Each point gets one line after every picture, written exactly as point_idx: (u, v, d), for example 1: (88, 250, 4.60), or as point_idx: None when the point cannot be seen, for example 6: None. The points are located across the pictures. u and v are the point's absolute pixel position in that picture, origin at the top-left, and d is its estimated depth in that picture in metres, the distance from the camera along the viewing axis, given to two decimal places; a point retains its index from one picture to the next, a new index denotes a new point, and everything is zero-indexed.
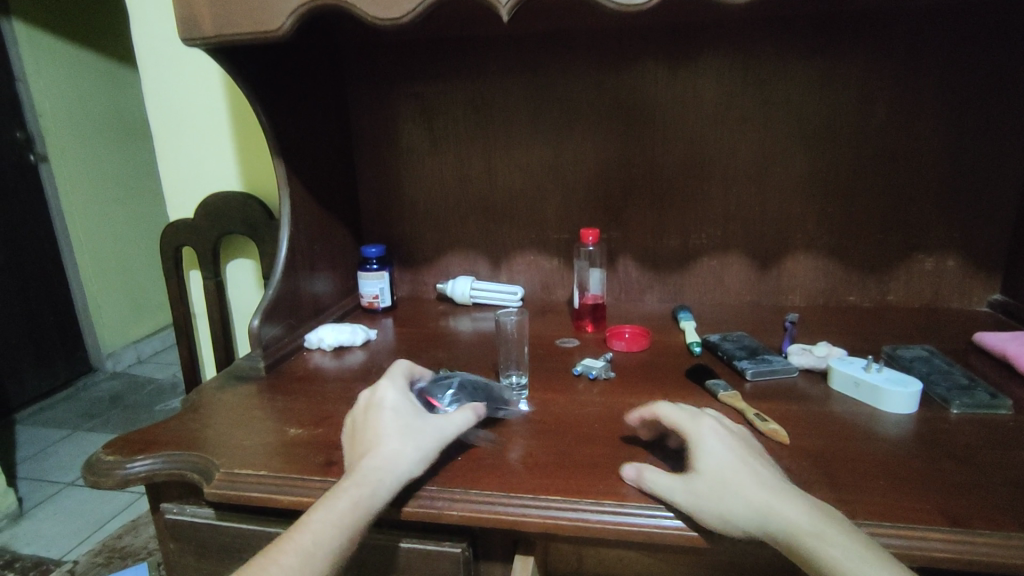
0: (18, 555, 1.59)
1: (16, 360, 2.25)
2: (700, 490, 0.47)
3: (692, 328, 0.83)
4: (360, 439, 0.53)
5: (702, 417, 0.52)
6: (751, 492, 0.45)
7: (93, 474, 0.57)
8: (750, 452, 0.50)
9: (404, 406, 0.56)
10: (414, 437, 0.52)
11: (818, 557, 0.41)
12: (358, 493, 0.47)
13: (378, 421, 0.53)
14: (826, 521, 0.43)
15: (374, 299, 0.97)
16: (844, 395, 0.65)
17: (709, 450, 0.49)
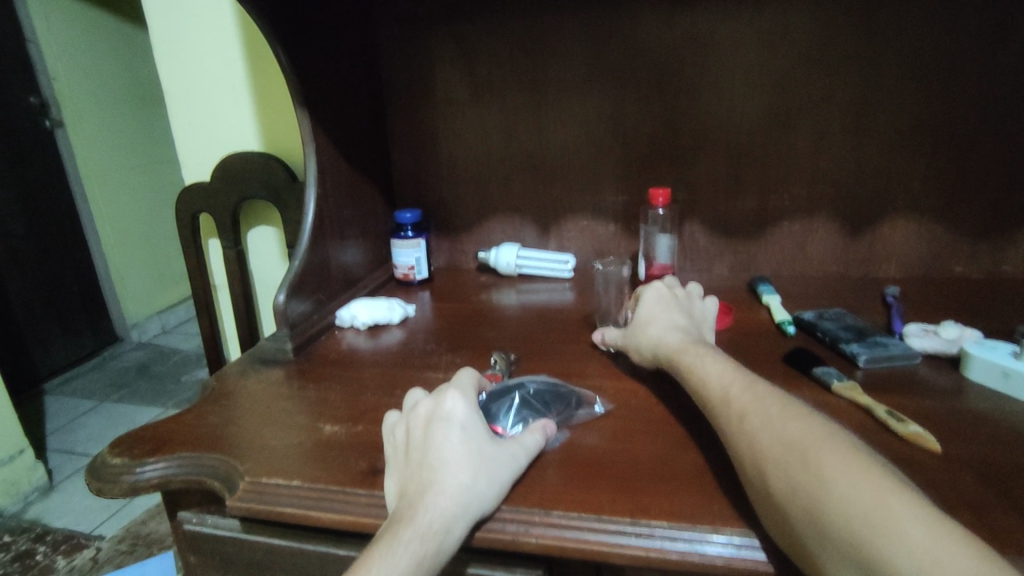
0: (50, 528, 1.57)
1: (42, 331, 2.22)
2: (628, 332, 0.60)
3: (778, 304, 0.72)
4: (418, 449, 0.44)
5: (658, 283, 0.63)
6: (653, 330, 0.57)
7: (98, 480, 0.49)
8: (681, 311, 0.59)
9: (475, 424, 0.45)
10: (488, 470, 0.42)
11: (679, 364, 0.51)
12: (423, 544, 0.38)
13: (445, 443, 0.43)
14: (698, 345, 0.52)
15: (410, 270, 0.87)
16: (986, 387, 0.54)
17: (644, 303, 0.61)
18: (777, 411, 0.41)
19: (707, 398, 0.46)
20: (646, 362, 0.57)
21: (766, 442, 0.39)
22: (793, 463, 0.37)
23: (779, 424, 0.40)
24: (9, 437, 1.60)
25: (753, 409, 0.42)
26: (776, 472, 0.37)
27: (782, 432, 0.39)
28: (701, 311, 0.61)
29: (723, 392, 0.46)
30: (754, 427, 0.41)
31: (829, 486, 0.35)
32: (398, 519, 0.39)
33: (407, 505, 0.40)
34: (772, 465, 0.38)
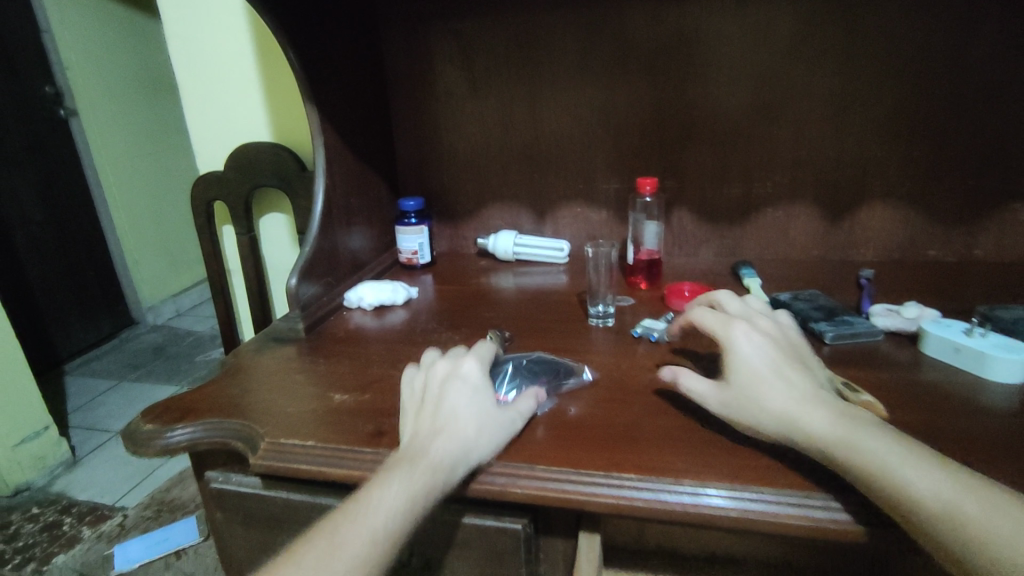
0: (74, 501, 1.66)
1: (62, 314, 2.31)
2: (733, 397, 0.48)
3: (757, 287, 0.77)
4: (434, 401, 0.50)
5: (739, 321, 0.53)
6: (779, 402, 0.46)
7: (134, 442, 0.55)
8: (788, 355, 0.50)
9: (484, 387, 0.51)
10: (489, 428, 0.48)
11: (840, 454, 0.42)
12: (428, 481, 0.44)
13: (457, 397, 0.49)
14: (853, 424, 0.43)
15: (413, 255, 0.92)
16: (940, 361, 0.59)
17: (742, 358, 0.50)
18: (931, 453, 0.41)
19: (865, 465, 0.41)
20: (771, 436, 0.46)
21: (941, 479, 0.39)
22: (984, 501, 0.38)
23: (942, 469, 0.40)
24: (34, 414, 1.68)
25: (905, 447, 0.41)
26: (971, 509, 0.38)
27: (949, 471, 0.40)
28: (791, 338, 0.54)
29: (886, 455, 0.41)
30: (912, 467, 0.40)
31: (950, 494, 0.38)
32: (408, 455, 0.45)
33: (415, 445, 0.46)
34: (960, 502, 0.38)
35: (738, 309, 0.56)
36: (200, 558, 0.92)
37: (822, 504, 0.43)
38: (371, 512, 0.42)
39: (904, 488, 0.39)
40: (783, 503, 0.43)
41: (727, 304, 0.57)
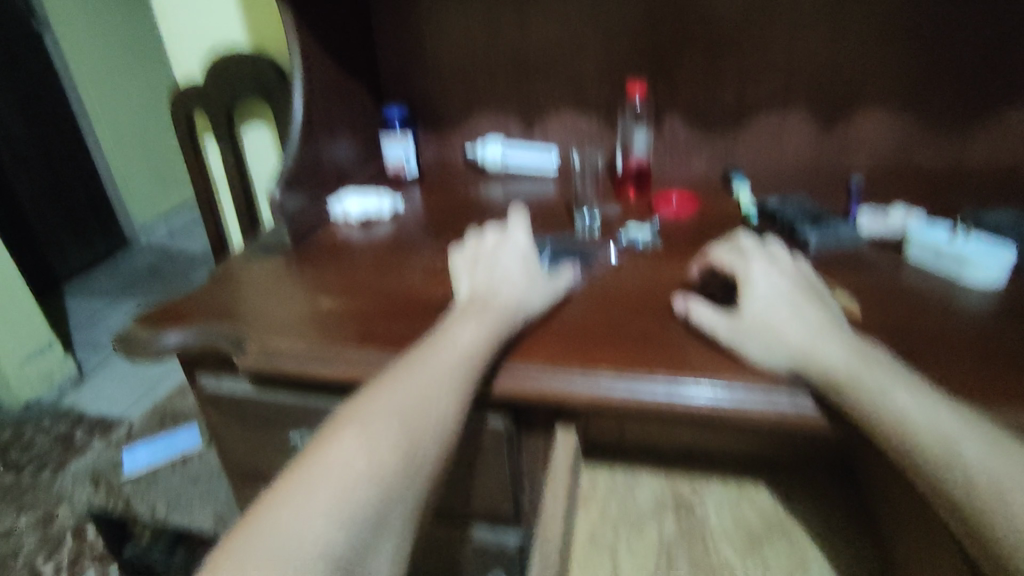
0: (85, 414, 1.73)
1: (56, 235, 2.30)
2: (744, 331, 0.47)
3: (746, 194, 0.76)
4: (489, 265, 0.55)
5: (755, 256, 0.51)
6: (794, 336, 0.45)
7: (126, 343, 0.56)
8: (808, 287, 0.48)
9: (532, 250, 0.57)
10: (540, 286, 0.54)
11: (853, 394, 0.41)
12: (500, 324, 0.50)
13: (510, 258, 0.55)
14: (870, 363, 0.42)
15: (400, 166, 0.90)
16: (920, 266, 0.59)
17: (757, 289, 0.48)
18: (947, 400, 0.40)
19: (877, 408, 0.40)
20: (783, 373, 0.45)
21: (951, 425, 0.38)
22: (995, 448, 0.37)
23: (955, 416, 0.39)
24: (36, 332, 1.72)
25: (920, 392, 0.40)
26: (980, 455, 0.36)
27: (963, 419, 0.39)
28: (812, 272, 0.51)
29: (898, 400, 0.40)
30: (925, 412, 0.39)
31: (946, 433, 0.38)
32: (478, 303, 0.51)
33: (483, 295, 0.52)
34: (969, 446, 0.37)
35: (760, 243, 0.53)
36: (203, 462, 0.96)
37: (790, 395, 0.44)
38: (452, 343, 0.48)
39: (896, 422, 0.39)
40: (764, 397, 0.45)
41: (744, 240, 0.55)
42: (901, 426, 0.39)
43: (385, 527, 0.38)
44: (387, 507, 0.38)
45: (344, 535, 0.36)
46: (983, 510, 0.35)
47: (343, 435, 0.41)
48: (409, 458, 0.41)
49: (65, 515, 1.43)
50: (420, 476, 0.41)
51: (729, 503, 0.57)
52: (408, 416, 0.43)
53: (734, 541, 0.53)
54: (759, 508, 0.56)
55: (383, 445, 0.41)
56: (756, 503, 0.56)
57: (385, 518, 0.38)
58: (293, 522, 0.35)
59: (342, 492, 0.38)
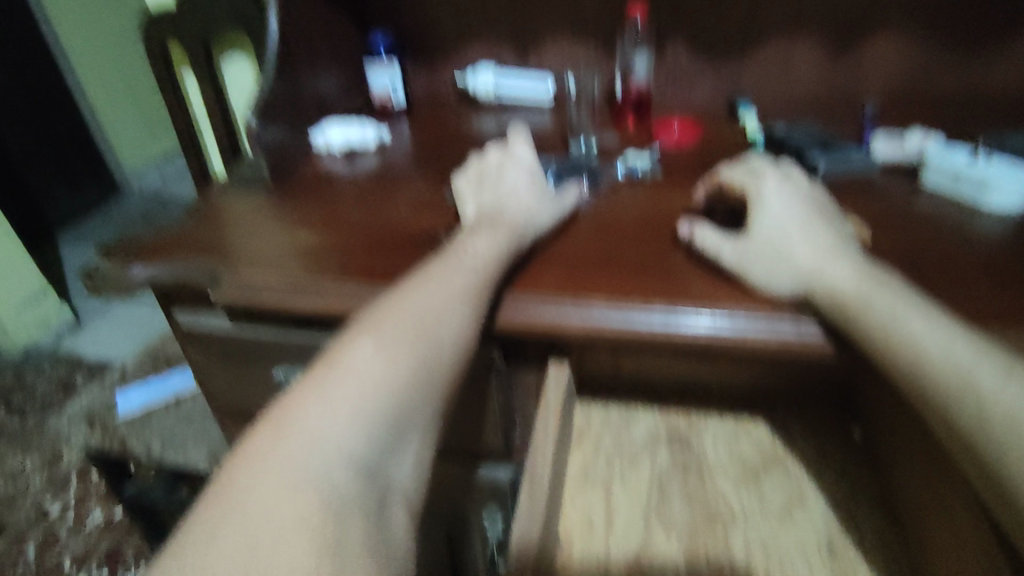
0: (85, 360, 1.73)
1: (44, 183, 2.24)
2: (751, 251, 0.44)
3: (752, 121, 0.71)
4: (494, 185, 0.54)
5: (767, 175, 0.48)
6: (804, 256, 0.42)
7: (96, 277, 0.55)
8: (820, 210, 0.46)
9: (537, 168, 0.56)
10: (548, 200, 0.53)
11: (863, 316, 0.38)
12: (511, 234, 0.48)
13: (515, 175, 0.54)
14: (882, 285, 0.39)
15: (387, 97, 0.86)
16: (937, 189, 0.56)
17: (766, 209, 0.45)
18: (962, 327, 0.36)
19: (882, 333, 0.37)
20: (787, 298, 0.43)
21: (962, 350, 0.34)
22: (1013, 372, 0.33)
23: (966, 341, 0.35)
24: (30, 280, 1.70)
25: (932, 318, 0.37)
26: (993, 378, 0.33)
27: (978, 345, 0.35)
28: (823, 191, 0.49)
29: (902, 324, 0.37)
30: (929, 338, 0.35)
31: (953, 361, 0.34)
32: (486, 219, 0.50)
33: (491, 211, 0.51)
34: (980, 371, 0.33)
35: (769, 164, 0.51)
36: (195, 399, 0.96)
37: (793, 321, 0.42)
38: (463, 255, 0.46)
39: (905, 349, 0.36)
40: (767, 325, 0.43)
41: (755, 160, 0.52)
42: (911, 354, 0.35)
43: (408, 429, 0.36)
44: (403, 421, 0.36)
45: (370, 438, 0.34)
46: (983, 442, 0.32)
47: (359, 339, 0.38)
48: (428, 363, 0.39)
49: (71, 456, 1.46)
50: (440, 379, 0.39)
51: (727, 436, 0.55)
52: (426, 322, 0.40)
53: (731, 473, 0.52)
54: (756, 441, 0.54)
55: (402, 348, 0.38)
56: (753, 435, 0.55)
57: (407, 420, 0.36)
58: (318, 428, 0.33)
59: (364, 395, 0.35)
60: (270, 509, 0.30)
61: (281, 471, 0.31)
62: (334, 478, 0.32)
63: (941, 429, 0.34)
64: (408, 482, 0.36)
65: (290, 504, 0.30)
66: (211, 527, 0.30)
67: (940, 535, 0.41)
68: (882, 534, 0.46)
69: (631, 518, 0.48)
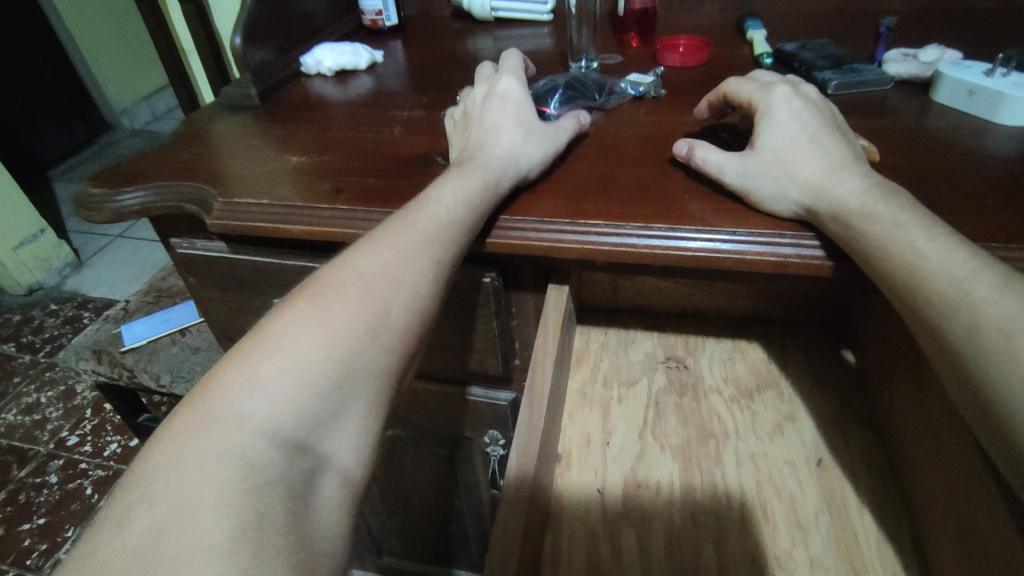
0: (90, 297, 1.74)
1: (32, 119, 2.18)
2: (754, 170, 0.43)
3: (761, 38, 0.68)
4: (479, 122, 0.50)
5: (776, 87, 0.46)
6: (809, 173, 0.41)
7: (82, 206, 0.53)
8: (829, 124, 0.44)
9: (525, 101, 0.52)
10: (536, 135, 0.49)
11: (867, 233, 0.37)
12: (486, 175, 0.45)
13: (499, 110, 0.51)
14: (887, 201, 0.38)
15: (378, 16, 0.81)
16: (950, 108, 0.54)
17: (773, 125, 0.44)
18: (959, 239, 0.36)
19: (884, 248, 0.37)
20: (788, 216, 0.42)
21: (959, 261, 0.34)
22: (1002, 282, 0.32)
23: (961, 254, 0.34)
24: (25, 218, 1.70)
25: (932, 230, 0.36)
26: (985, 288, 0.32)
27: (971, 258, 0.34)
28: (832, 107, 0.47)
29: (904, 238, 0.36)
30: (923, 250, 0.35)
31: (950, 272, 0.34)
32: (465, 160, 0.47)
33: (471, 152, 0.47)
34: (971, 283, 0.33)
35: (775, 78, 0.49)
36: (202, 334, 0.98)
37: (794, 240, 0.42)
38: (429, 205, 0.43)
39: (905, 259, 0.35)
40: (767, 241, 0.42)
41: (764, 72, 0.50)
42: (908, 267, 0.35)
43: (350, 399, 0.33)
44: (348, 389, 0.33)
45: (300, 415, 0.31)
46: (976, 353, 0.31)
47: (302, 305, 0.35)
48: (375, 327, 0.35)
49: (86, 390, 1.50)
50: (391, 343, 0.35)
51: (723, 358, 0.56)
52: (376, 283, 0.37)
53: (725, 394, 0.52)
54: (751, 362, 0.55)
55: (342, 314, 0.35)
56: (748, 357, 0.56)
57: (345, 389, 0.33)
58: (243, 407, 0.30)
59: (296, 369, 0.32)
60: (181, 495, 0.27)
61: (196, 456, 0.28)
62: (257, 459, 0.29)
63: (935, 343, 0.34)
64: (348, 461, 0.33)
65: (206, 487, 0.27)
66: (120, 519, 0.26)
67: (925, 447, 0.42)
68: (871, 451, 0.47)
69: (627, 437, 0.49)
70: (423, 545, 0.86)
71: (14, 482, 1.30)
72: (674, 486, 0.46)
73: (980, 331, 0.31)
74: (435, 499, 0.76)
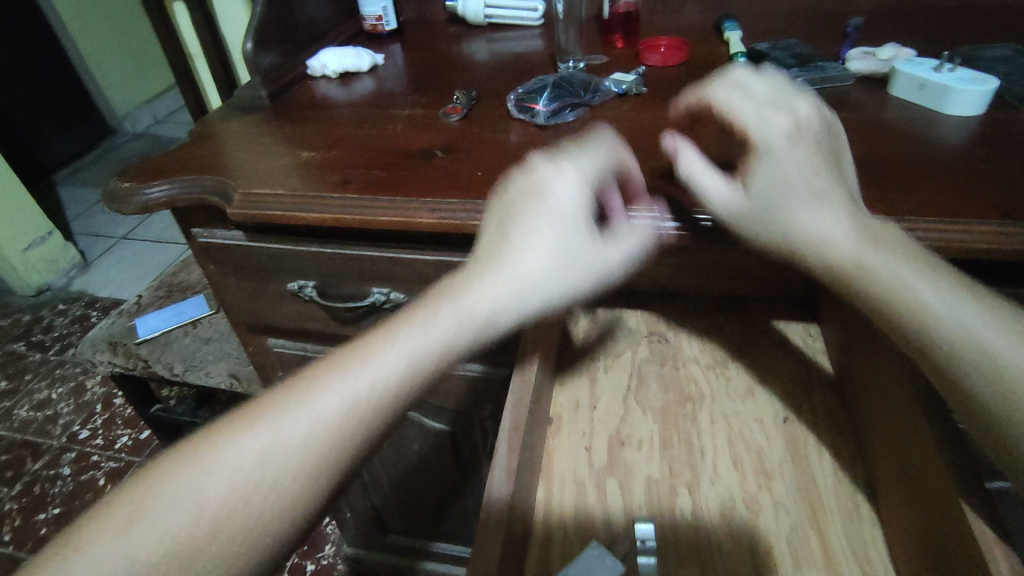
0: (97, 297, 1.79)
1: (36, 124, 2.22)
2: (746, 209, 0.41)
3: (737, 39, 0.73)
4: (511, 240, 0.42)
5: (771, 116, 0.44)
6: (805, 222, 0.39)
7: (112, 198, 0.58)
8: (824, 160, 0.42)
9: (576, 214, 0.43)
10: (564, 265, 0.41)
11: (855, 278, 0.38)
12: (455, 331, 0.39)
13: (531, 227, 0.42)
14: (864, 227, 0.39)
15: (378, 21, 0.86)
16: (905, 101, 0.59)
17: (769, 159, 0.42)
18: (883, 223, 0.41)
19: (830, 241, 0.39)
20: None
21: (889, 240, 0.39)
22: (923, 259, 0.38)
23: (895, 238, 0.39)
24: (34, 221, 1.74)
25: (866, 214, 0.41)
26: (904, 256, 0.38)
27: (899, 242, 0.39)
28: (824, 134, 0.45)
29: (852, 235, 0.38)
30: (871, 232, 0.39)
31: (888, 248, 0.38)
32: (454, 298, 0.40)
33: (466, 286, 0.41)
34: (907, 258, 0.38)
35: (768, 93, 0.46)
36: (213, 326, 1.03)
37: None
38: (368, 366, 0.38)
39: (856, 245, 0.38)
40: None
41: (751, 85, 0.47)
42: (859, 253, 0.38)
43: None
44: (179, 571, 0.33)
45: None
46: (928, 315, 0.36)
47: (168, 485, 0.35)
48: (225, 510, 0.35)
49: (95, 385, 1.54)
50: (234, 531, 0.34)
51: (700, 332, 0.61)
52: (235, 482, 0.35)
53: (702, 362, 0.57)
54: (728, 336, 0.60)
55: (199, 489, 0.35)
56: (724, 330, 0.61)
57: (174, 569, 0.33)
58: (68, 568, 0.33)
59: (122, 548, 0.33)
60: None
61: None
62: None
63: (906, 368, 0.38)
64: None
65: None
66: None
67: (875, 398, 0.47)
68: (831, 407, 0.53)
69: (612, 403, 0.54)
70: (427, 521, 0.91)
71: (29, 475, 1.35)
72: (654, 443, 0.51)
73: (944, 341, 0.35)
74: (437, 476, 0.81)
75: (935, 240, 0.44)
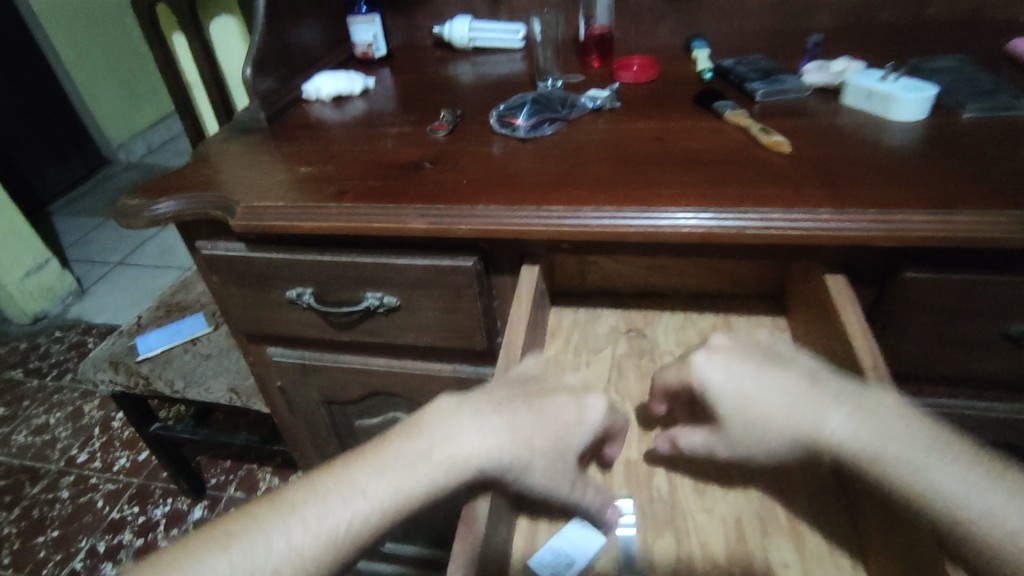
0: (93, 323, 1.81)
1: (33, 155, 2.26)
2: (738, 439, 0.44)
3: (704, 56, 0.78)
4: (528, 415, 0.45)
5: (705, 355, 0.47)
6: (786, 428, 0.42)
7: (123, 214, 0.62)
8: (781, 364, 0.45)
9: (586, 423, 0.46)
10: (557, 459, 0.44)
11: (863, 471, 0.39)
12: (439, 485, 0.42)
13: (544, 411, 0.45)
14: (845, 400, 0.41)
15: (369, 48, 0.91)
16: (856, 108, 0.64)
17: (726, 390, 0.45)
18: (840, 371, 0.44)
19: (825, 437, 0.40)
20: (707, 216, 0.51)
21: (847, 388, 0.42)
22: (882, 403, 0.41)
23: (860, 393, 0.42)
24: (32, 249, 1.77)
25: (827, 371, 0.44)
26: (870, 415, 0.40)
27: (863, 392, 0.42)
28: (766, 343, 0.47)
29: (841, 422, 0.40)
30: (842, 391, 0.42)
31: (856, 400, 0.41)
32: (457, 471, 0.42)
33: (470, 465, 0.43)
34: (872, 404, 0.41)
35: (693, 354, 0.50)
36: (212, 343, 1.06)
37: (718, 215, 0.51)
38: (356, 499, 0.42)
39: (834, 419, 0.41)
40: (692, 220, 0.51)
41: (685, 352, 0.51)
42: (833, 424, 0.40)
43: None
44: None
45: None
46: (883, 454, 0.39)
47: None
48: None
49: (93, 409, 1.55)
50: None
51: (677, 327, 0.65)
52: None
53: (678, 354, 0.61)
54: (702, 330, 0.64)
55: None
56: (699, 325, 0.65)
57: None
58: None
59: None
60: None
61: None
62: None
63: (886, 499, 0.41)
64: None
65: None
66: None
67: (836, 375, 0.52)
68: None
69: None
70: (424, 528, 0.93)
71: (27, 499, 1.36)
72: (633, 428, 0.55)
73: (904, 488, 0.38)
74: None
75: (878, 228, 0.49)
